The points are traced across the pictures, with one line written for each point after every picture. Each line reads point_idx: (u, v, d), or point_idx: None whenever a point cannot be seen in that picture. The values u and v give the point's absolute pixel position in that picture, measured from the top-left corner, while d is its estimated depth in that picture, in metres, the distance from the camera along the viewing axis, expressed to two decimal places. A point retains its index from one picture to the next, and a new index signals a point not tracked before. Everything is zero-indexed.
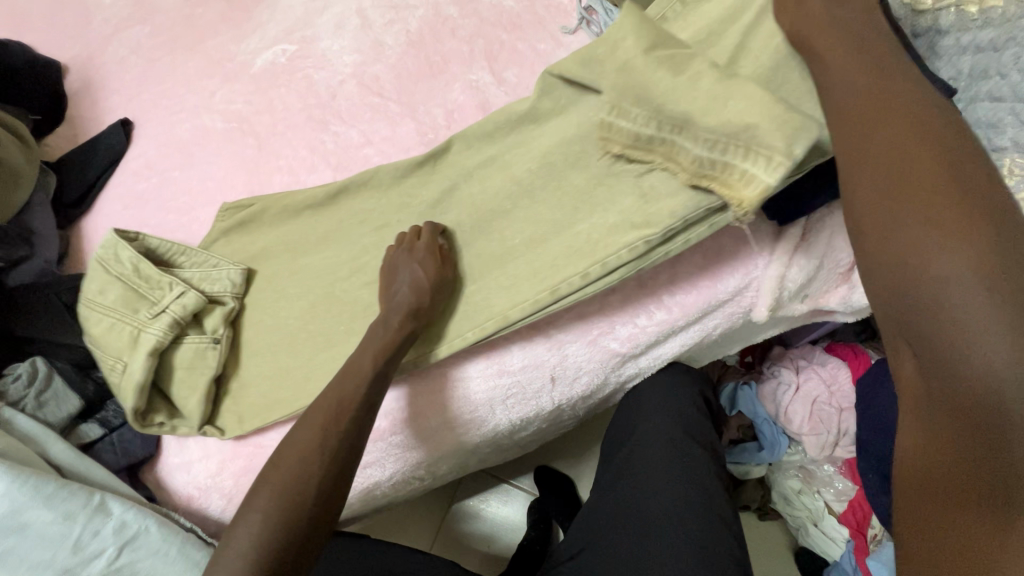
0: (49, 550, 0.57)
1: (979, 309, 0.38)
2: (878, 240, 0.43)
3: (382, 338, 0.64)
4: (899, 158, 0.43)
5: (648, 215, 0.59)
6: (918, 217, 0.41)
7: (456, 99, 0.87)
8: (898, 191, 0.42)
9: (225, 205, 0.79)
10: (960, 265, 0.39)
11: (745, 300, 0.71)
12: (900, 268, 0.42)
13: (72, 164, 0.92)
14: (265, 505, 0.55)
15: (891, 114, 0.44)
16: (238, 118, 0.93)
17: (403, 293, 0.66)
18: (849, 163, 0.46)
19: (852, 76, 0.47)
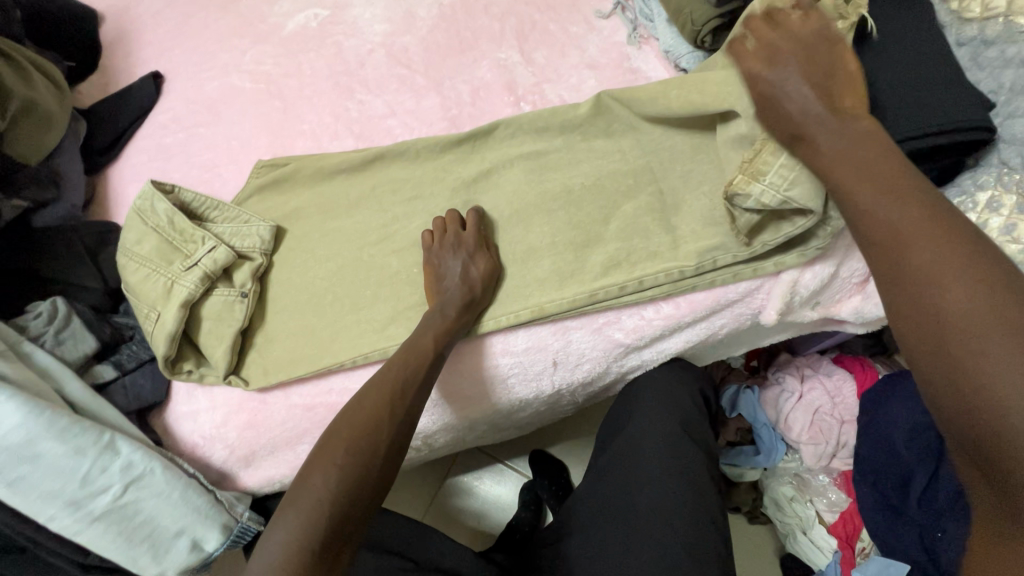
0: (59, 481, 0.60)
1: (1016, 371, 0.36)
2: (929, 349, 0.40)
3: (434, 323, 0.66)
4: (918, 243, 0.43)
5: (677, 254, 0.70)
6: (957, 293, 0.40)
7: (483, 76, 0.87)
8: (950, 297, 0.40)
9: (261, 161, 0.83)
10: (999, 330, 0.37)
11: (756, 302, 0.70)
12: (942, 351, 0.39)
13: (103, 113, 0.94)
14: (323, 480, 0.55)
15: (928, 220, 0.44)
16: (266, 80, 0.93)
17: (459, 285, 0.69)
18: (893, 270, 0.44)
19: (865, 186, 0.48)
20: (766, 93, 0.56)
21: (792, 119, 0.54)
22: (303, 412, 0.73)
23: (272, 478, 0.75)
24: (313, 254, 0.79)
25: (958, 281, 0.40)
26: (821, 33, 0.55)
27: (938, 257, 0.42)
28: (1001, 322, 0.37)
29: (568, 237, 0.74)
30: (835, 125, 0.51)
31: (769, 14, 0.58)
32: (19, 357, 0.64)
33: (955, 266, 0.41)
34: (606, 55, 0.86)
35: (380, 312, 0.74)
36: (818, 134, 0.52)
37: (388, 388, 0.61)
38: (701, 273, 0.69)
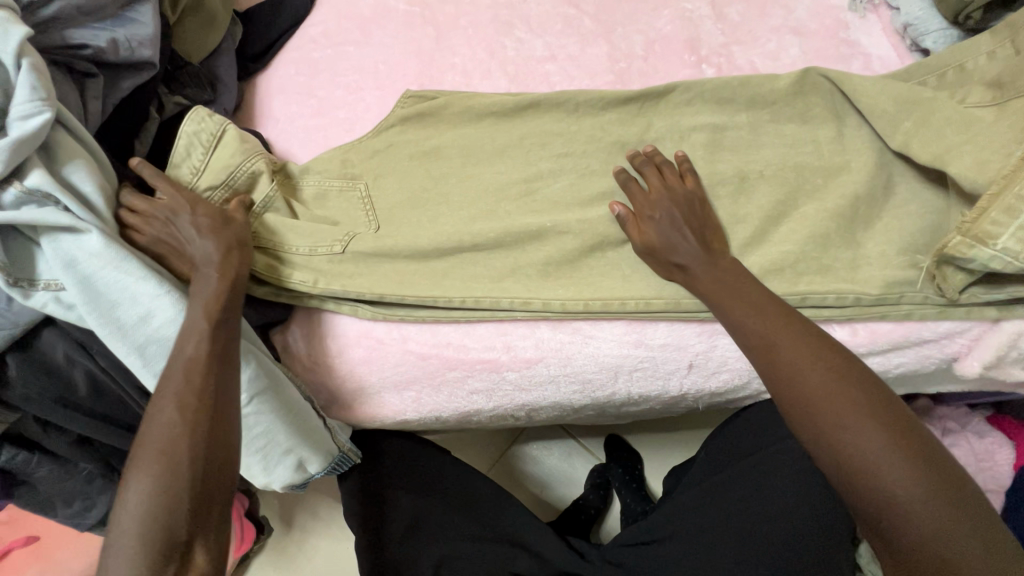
0: None
1: (900, 474, 0.44)
2: (818, 444, 0.48)
3: (207, 286, 0.57)
4: (790, 353, 0.51)
5: (862, 274, 0.60)
6: (832, 404, 0.48)
7: (662, 28, 0.76)
8: (830, 397, 0.48)
9: (408, 91, 0.77)
10: (871, 437, 0.45)
11: (953, 347, 0.60)
12: (836, 458, 0.46)
13: (257, 17, 0.92)
14: (138, 491, 0.48)
15: (791, 330, 0.53)
16: (422, 3, 0.88)
17: (212, 245, 0.61)
18: (774, 378, 0.51)
19: (734, 301, 0.56)
20: (647, 240, 0.63)
21: (665, 252, 0.62)
22: (416, 360, 0.70)
23: (375, 416, 0.75)
24: (448, 199, 0.73)
25: (830, 383, 0.49)
26: (695, 197, 0.64)
27: (802, 363, 0.50)
28: (866, 415, 0.47)
29: (737, 230, 0.64)
30: (705, 266, 0.60)
31: (663, 167, 0.66)
32: None
33: (829, 368, 0.50)
34: (817, 21, 0.72)
35: (509, 272, 0.69)
36: (689, 262, 0.60)
37: (184, 376, 0.52)
38: (894, 301, 0.59)
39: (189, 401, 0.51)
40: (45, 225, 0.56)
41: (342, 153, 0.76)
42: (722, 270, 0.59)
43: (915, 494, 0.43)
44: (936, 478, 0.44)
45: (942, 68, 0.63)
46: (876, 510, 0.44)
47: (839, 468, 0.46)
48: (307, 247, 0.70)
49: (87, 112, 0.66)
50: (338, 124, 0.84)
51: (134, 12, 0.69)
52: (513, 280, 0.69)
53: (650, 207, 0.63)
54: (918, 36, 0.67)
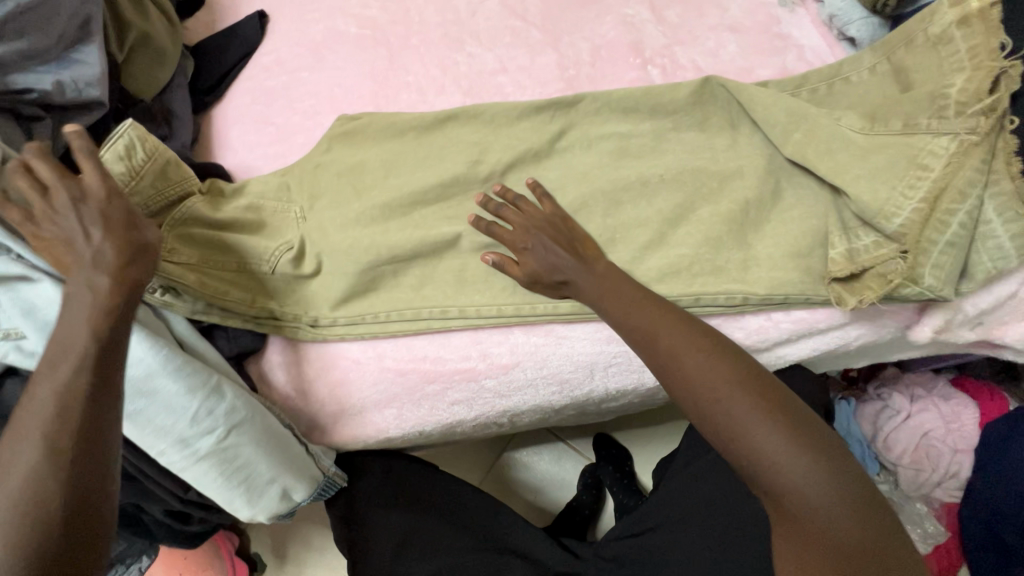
0: (172, 418, 0.61)
1: (773, 440, 0.48)
2: (706, 421, 0.51)
3: (88, 299, 0.49)
4: (670, 344, 0.55)
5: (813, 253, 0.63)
6: (711, 385, 0.51)
7: (606, 34, 0.79)
8: (712, 378, 0.52)
9: (342, 115, 0.80)
10: (746, 410, 0.50)
11: (905, 315, 0.63)
12: (720, 436, 0.50)
13: (209, 51, 0.93)
14: (1, 536, 0.41)
15: (676, 322, 0.56)
16: (372, 25, 0.89)
17: (104, 242, 0.51)
18: (665, 365, 0.55)
19: (616, 305, 0.59)
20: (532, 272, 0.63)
21: (552, 276, 0.63)
22: (395, 376, 0.70)
23: (358, 437, 0.75)
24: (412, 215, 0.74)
25: (712, 367, 0.52)
26: (557, 216, 0.66)
27: (684, 351, 0.54)
28: (744, 393, 0.51)
29: (692, 221, 0.66)
30: (591, 275, 0.62)
31: (513, 197, 0.67)
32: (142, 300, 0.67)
33: (711, 353, 0.54)
34: (750, 18, 0.75)
35: (479, 281, 0.70)
36: (575, 274, 0.62)
37: (51, 397, 0.45)
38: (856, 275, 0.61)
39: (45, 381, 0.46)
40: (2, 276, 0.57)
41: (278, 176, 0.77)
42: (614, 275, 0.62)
43: (789, 458, 0.48)
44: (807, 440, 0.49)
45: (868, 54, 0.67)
46: (759, 478, 0.49)
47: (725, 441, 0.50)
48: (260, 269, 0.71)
49: None
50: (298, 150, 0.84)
51: (80, 52, 0.69)
52: (483, 281, 0.70)
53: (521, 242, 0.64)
54: (843, 26, 0.71)
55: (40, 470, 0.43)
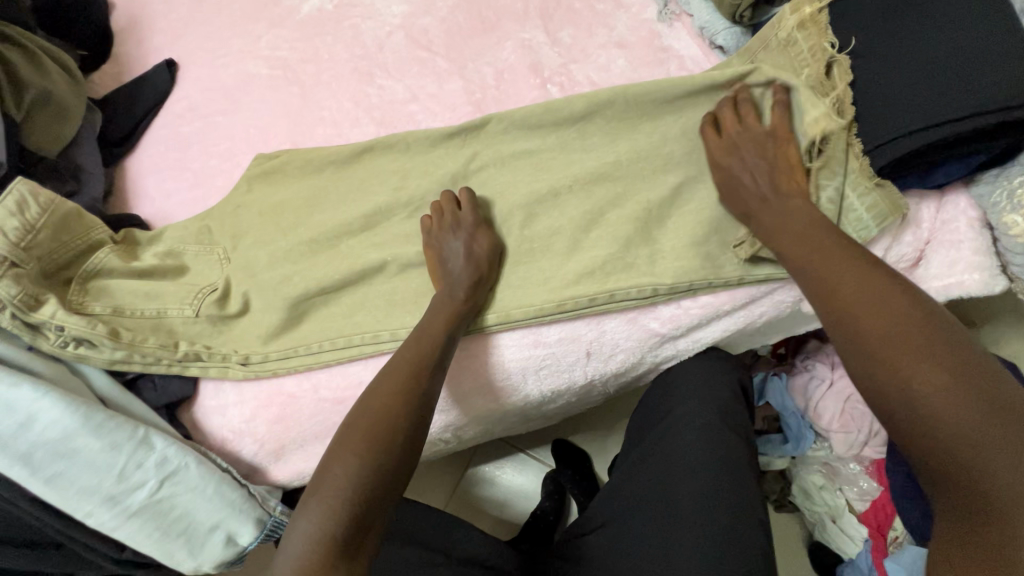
0: (95, 477, 0.60)
1: (924, 372, 0.48)
2: (881, 375, 0.50)
3: (421, 336, 0.63)
4: (850, 281, 0.54)
5: (710, 236, 0.68)
6: (865, 313, 0.52)
7: (507, 58, 0.84)
8: (893, 332, 0.50)
9: (261, 153, 0.81)
10: (896, 340, 0.50)
11: (797, 290, 0.68)
12: (882, 364, 0.50)
13: (117, 102, 0.92)
14: (308, 527, 0.52)
15: (863, 276, 0.54)
16: (283, 65, 0.91)
17: (459, 272, 0.67)
18: (844, 326, 0.53)
19: (797, 246, 0.58)
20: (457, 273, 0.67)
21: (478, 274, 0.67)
22: (332, 406, 0.71)
23: (302, 472, 0.74)
24: (336, 243, 0.76)
25: (880, 313, 0.51)
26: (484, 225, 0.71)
27: (856, 284, 0.53)
28: (927, 340, 0.49)
29: (600, 223, 0.71)
30: (776, 215, 0.61)
31: (444, 207, 0.72)
32: (62, 363, 0.68)
33: (878, 299, 0.52)
34: (636, 34, 0.82)
35: (406, 301, 0.72)
36: (757, 212, 0.62)
37: (371, 413, 0.58)
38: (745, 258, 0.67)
39: (420, 402, 0.59)
40: None
41: (197, 221, 0.79)
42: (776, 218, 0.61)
43: (953, 402, 0.46)
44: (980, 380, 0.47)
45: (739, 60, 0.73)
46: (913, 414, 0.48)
47: (893, 393, 0.49)
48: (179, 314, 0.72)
49: None
50: (217, 192, 0.85)
51: None
52: (410, 301, 0.72)
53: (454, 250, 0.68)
54: (713, 36, 0.78)
55: (355, 467, 0.55)
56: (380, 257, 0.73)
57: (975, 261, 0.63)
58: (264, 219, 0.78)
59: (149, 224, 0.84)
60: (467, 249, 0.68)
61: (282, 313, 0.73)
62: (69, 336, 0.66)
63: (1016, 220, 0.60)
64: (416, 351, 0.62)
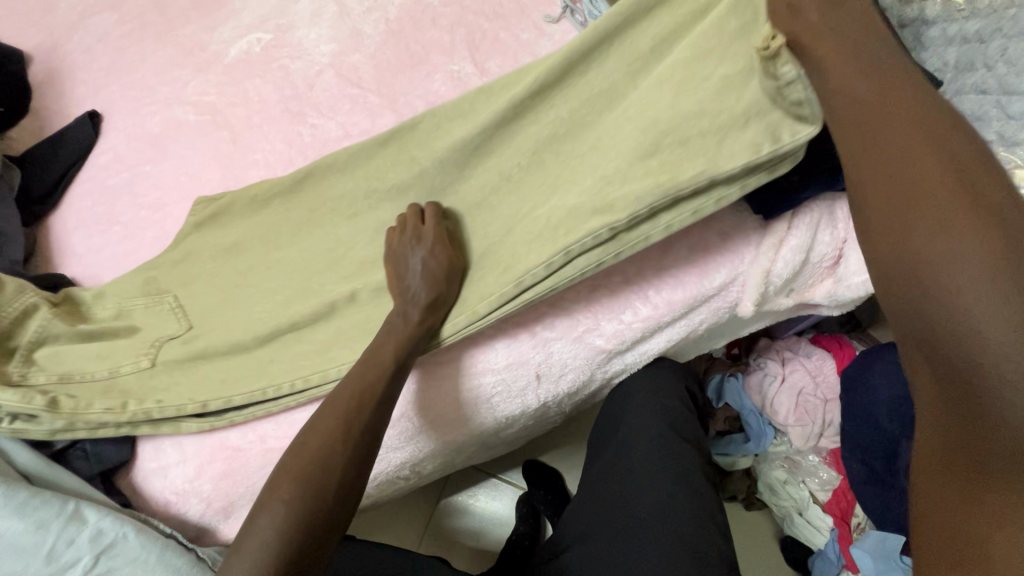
0: (22, 560, 0.56)
1: (976, 288, 0.38)
2: (904, 270, 0.42)
3: (402, 326, 0.63)
4: (911, 159, 0.43)
5: None
6: (921, 197, 0.42)
7: (438, 90, 0.85)
8: (923, 204, 0.42)
9: (199, 198, 0.79)
10: (956, 242, 0.40)
11: (732, 295, 0.70)
12: (913, 269, 0.41)
13: (37, 158, 0.88)
14: (242, 567, 0.50)
15: (921, 147, 0.43)
16: (212, 110, 0.90)
17: (414, 289, 0.64)
18: (879, 210, 0.44)
19: (856, 109, 0.47)
20: (416, 286, 0.64)
21: (432, 289, 0.64)
22: (280, 456, 0.69)
23: None
24: (277, 282, 0.75)
25: (930, 199, 0.41)
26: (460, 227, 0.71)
27: (908, 167, 0.43)
28: (965, 219, 0.40)
29: None
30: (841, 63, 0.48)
31: (416, 216, 0.69)
32: None
33: (920, 169, 0.42)
34: None
35: (349, 338, 0.71)
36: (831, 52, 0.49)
37: (314, 444, 0.57)
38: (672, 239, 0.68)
39: (363, 439, 0.58)
40: None
41: (141, 273, 0.77)
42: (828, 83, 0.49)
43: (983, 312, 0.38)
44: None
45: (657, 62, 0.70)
46: (937, 330, 0.40)
47: (911, 292, 0.41)
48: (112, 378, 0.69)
49: None
50: (148, 245, 0.82)
51: None
52: (356, 336, 0.71)
53: (415, 263, 0.65)
54: None
55: (287, 506, 0.53)
56: (322, 293, 0.72)
57: None
58: (207, 268, 0.77)
59: (77, 282, 0.81)
60: (424, 261, 0.65)
61: (229, 362, 0.71)
62: None
63: None
64: (354, 391, 0.60)
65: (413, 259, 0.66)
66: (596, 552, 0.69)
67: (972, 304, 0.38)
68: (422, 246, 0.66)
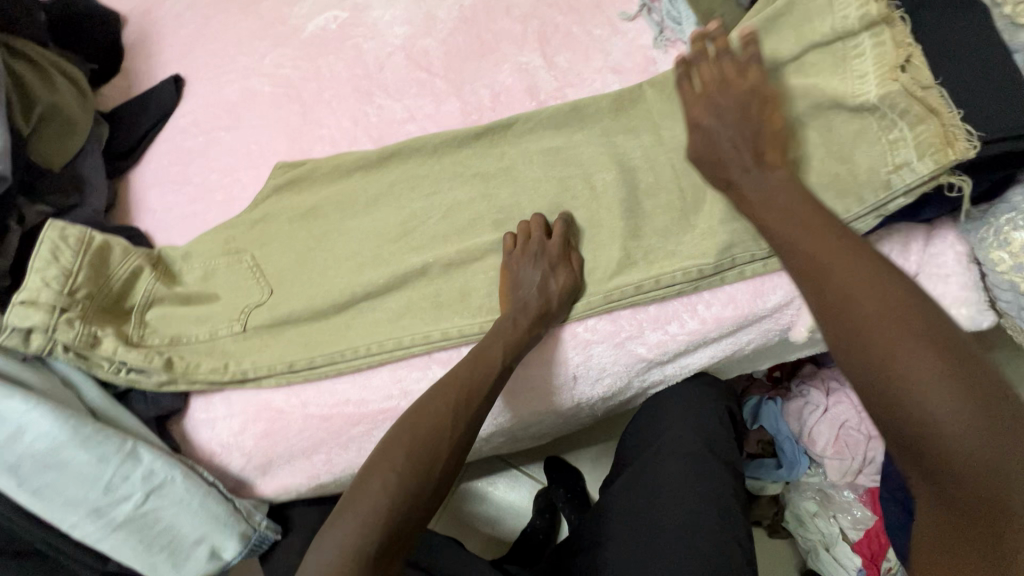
0: (82, 489, 0.60)
1: (926, 368, 0.39)
2: (867, 374, 0.42)
3: (509, 332, 0.64)
4: (846, 271, 0.46)
5: (705, 248, 0.68)
6: (871, 296, 0.44)
7: (504, 81, 0.85)
8: (875, 302, 0.43)
9: (280, 163, 0.82)
10: (909, 338, 0.41)
11: (784, 318, 0.69)
12: (878, 374, 0.41)
13: (124, 116, 0.94)
14: (343, 532, 0.51)
15: (846, 255, 0.47)
16: (285, 83, 0.93)
17: (529, 300, 0.66)
18: (852, 360, 0.43)
19: (781, 221, 0.54)
20: (520, 294, 0.67)
21: (535, 301, 0.66)
22: (319, 422, 0.72)
23: (289, 486, 0.74)
24: (332, 255, 0.77)
25: (868, 293, 0.44)
26: (577, 237, 0.73)
27: (854, 273, 0.46)
28: (885, 309, 0.43)
29: (590, 245, 0.72)
30: (755, 192, 0.58)
31: (532, 225, 0.71)
32: (43, 366, 0.67)
33: (858, 271, 0.46)
34: (632, 60, 0.84)
35: (394, 317, 0.73)
36: (745, 187, 0.58)
37: (429, 419, 0.58)
38: (766, 257, 0.66)
39: (473, 423, 0.59)
40: None
41: (221, 232, 0.80)
42: (767, 220, 0.55)
43: (980, 431, 0.37)
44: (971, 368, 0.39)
45: None
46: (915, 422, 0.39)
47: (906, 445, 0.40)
48: (172, 335, 0.73)
49: None
50: (216, 208, 0.86)
51: None
52: (402, 315, 0.73)
53: (528, 273, 0.67)
54: None
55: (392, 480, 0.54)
56: (375, 273, 0.74)
57: (964, 296, 0.63)
58: (272, 232, 0.80)
59: (149, 237, 0.86)
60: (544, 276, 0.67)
61: (281, 327, 0.75)
62: (59, 342, 0.65)
63: (1004, 258, 0.59)
64: (446, 395, 0.59)
65: (524, 269, 0.68)
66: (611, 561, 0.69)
67: (940, 422, 0.38)
68: (529, 258, 0.68)
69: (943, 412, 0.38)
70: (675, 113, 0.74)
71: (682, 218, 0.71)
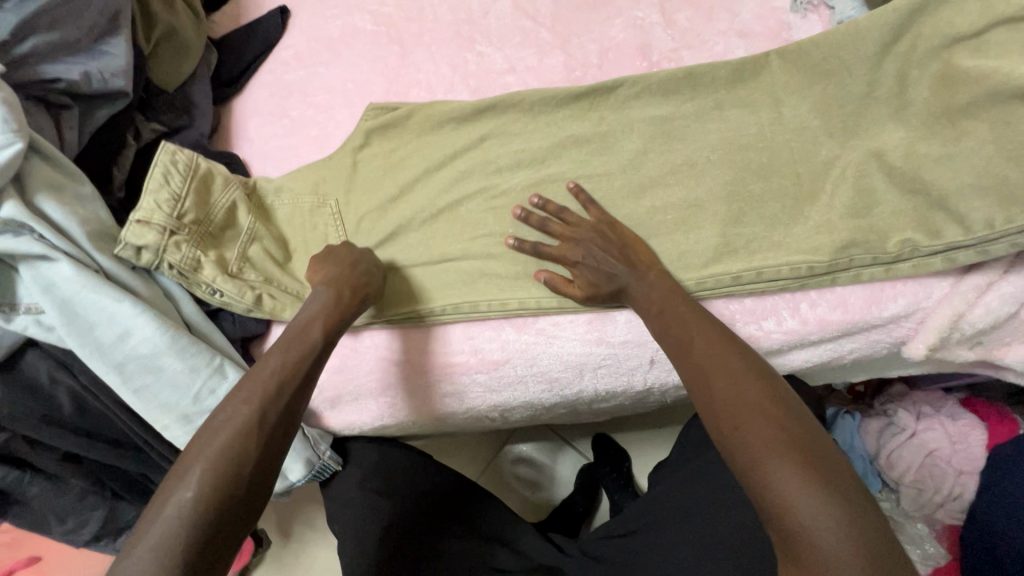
0: (175, 395, 0.65)
1: (791, 471, 0.46)
2: (738, 458, 0.49)
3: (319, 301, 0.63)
4: (717, 364, 0.55)
5: (818, 243, 0.61)
6: (728, 382, 0.53)
7: (615, 36, 0.79)
8: (734, 398, 0.52)
9: (373, 104, 0.80)
10: (776, 438, 0.48)
11: (900, 331, 0.62)
12: (746, 458, 0.49)
13: (232, 44, 0.96)
14: (187, 491, 0.47)
15: (721, 350, 0.56)
16: (387, 22, 0.91)
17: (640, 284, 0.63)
18: (720, 441, 0.51)
19: (663, 314, 0.60)
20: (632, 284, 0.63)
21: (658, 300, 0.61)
22: (390, 365, 0.72)
23: (354, 423, 0.77)
24: (416, 204, 0.76)
25: (731, 388, 0.53)
26: (605, 224, 0.66)
27: (727, 370, 0.54)
28: (775, 416, 0.50)
29: (688, 225, 0.67)
30: (654, 288, 0.62)
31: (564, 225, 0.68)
32: (149, 277, 0.71)
33: (725, 364, 0.54)
34: (761, 23, 0.75)
35: (473, 275, 0.72)
36: (637, 285, 0.63)
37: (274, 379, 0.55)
38: (891, 263, 0.60)
39: None
40: (21, 254, 0.60)
41: (314, 169, 0.81)
42: (647, 303, 0.61)
43: (852, 540, 0.43)
44: (862, 516, 0.45)
45: (894, 39, 0.62)
46: (781, 512, 0.45)
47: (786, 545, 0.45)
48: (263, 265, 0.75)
49: (64, 142, 0.71)
50: (310, 143, 0.87)
51: (107, 44, 0.73)
52: (481, 274, 0.71)
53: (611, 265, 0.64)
54: None
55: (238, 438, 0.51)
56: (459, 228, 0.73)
57: None
58: (361, 174, 0.80)
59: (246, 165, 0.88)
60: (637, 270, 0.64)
61: None
62: (166, 261, 0.68)
63: None
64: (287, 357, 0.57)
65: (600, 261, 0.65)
66: (666, 560, 0.69)
67: (816, 528, 0.44)
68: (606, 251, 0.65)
69: (829, 526, 0.44)
70: (807, 88, 0.66)
71: (797, 206, 0.64)
